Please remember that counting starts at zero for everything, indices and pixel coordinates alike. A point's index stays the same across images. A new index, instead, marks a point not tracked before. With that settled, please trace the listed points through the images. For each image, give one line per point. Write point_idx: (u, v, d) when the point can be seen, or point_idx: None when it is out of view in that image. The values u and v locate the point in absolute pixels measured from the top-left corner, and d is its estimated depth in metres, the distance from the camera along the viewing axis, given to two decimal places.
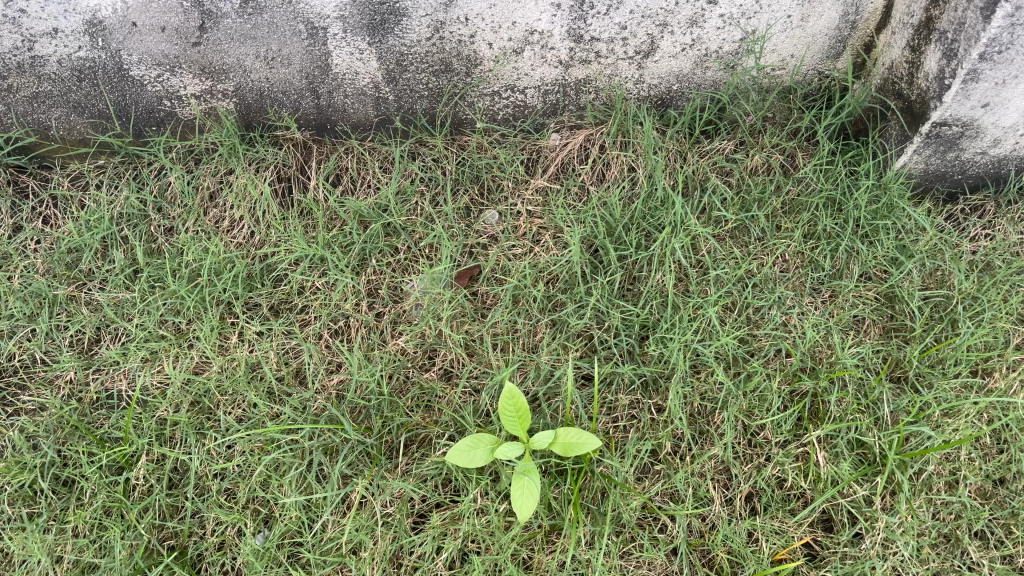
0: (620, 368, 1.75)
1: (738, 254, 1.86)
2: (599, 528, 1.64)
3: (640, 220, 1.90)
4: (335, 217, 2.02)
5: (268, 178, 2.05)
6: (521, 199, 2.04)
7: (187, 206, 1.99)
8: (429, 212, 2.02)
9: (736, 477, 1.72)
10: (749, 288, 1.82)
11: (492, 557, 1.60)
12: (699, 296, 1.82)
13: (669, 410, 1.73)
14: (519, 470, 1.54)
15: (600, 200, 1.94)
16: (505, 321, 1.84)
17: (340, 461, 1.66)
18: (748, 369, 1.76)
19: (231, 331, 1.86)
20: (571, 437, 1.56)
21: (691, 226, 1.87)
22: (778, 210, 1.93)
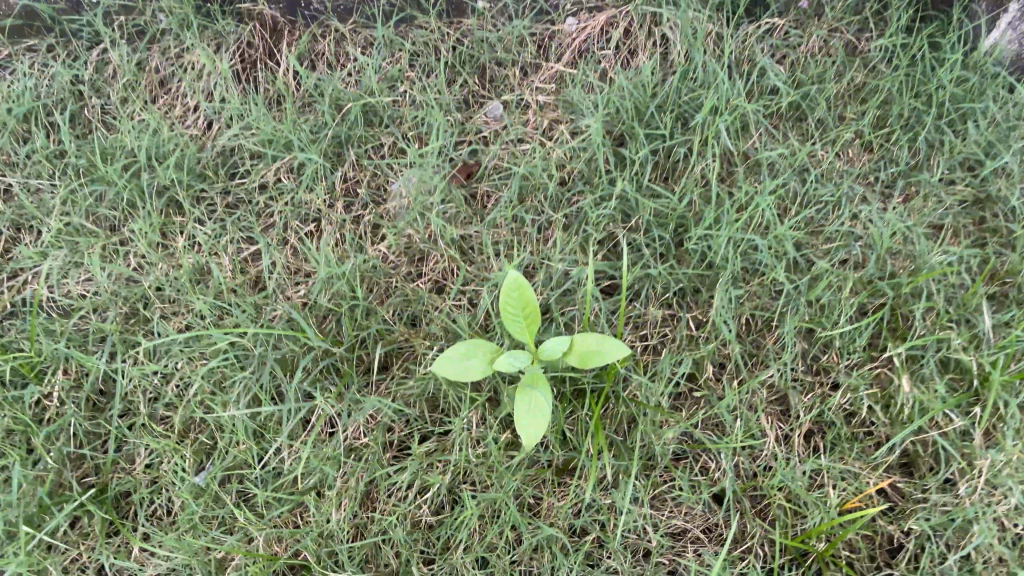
0: (653, 271, 1.40)
1: (796, 140, 1.52)
2: (624, 464, 1.31)
3: (677, 100, 1.54)
4: (309, 103, 1.69)
5: (228, 59, 1.70)
6: (531, 84, 1.70)
7: (129, 84, 1.65)
8: (419, 95, 1.67)
9: (796, 408, 1.39)
10: (810, 176, 1.48)
11: (490, 497, 1.27)
12: (752, 185, 1.46)
13: (713, 323, 1.39)
14: (525, 389, 1.21)
15: (629, 76, 1.57)
16: (507, 220, 1.50)
17: (298, 375, 1.31)
18: (813, 273, 1.41)
19: (174, 226, 1.53)
20: (589, 344, 1.22)
21: (740, 105, 1.52)
22: (843, 95, 1.59)
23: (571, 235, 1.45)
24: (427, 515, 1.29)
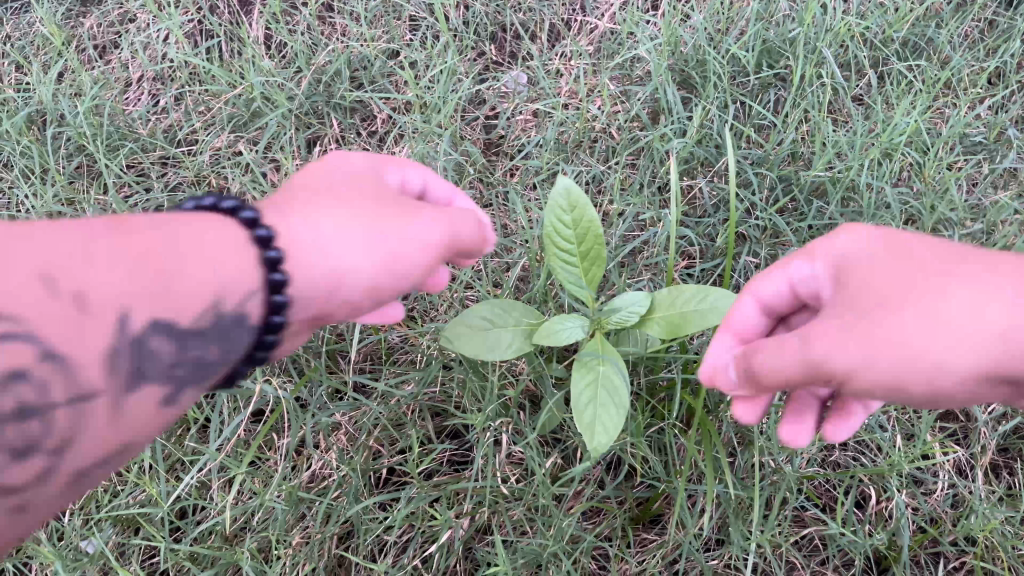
0: (752, 223, 0.98)
1: (940, 67, 1.10)
2: (732, 501, 0.86)
3: (765, 24, 1.13)
4: (277, 58, 1.27)
5: (177, 10, 1.31)
6: (570, 32, 1.28)
7: (46, 35, 1.27)
8: (422, 46, 1.27)
9: (982, 422, 0.90)
10: (964, 104, 1.06)
11: (533, 549, 0.81)
12: (888, 114, 1.04)
13: None
14: (583, 390, 0.75)
15: (700, 9, 1.18)
16: (542, 179, 1.10)
17: None
18: (988, 227, 0.98)
19: (87, 197, 1.12)
20: (681, 303, 0.77)
21: (855, 30, 1.12)
22: (985, 27, 1.18)
23: (633, 189, 1.04)
24: None
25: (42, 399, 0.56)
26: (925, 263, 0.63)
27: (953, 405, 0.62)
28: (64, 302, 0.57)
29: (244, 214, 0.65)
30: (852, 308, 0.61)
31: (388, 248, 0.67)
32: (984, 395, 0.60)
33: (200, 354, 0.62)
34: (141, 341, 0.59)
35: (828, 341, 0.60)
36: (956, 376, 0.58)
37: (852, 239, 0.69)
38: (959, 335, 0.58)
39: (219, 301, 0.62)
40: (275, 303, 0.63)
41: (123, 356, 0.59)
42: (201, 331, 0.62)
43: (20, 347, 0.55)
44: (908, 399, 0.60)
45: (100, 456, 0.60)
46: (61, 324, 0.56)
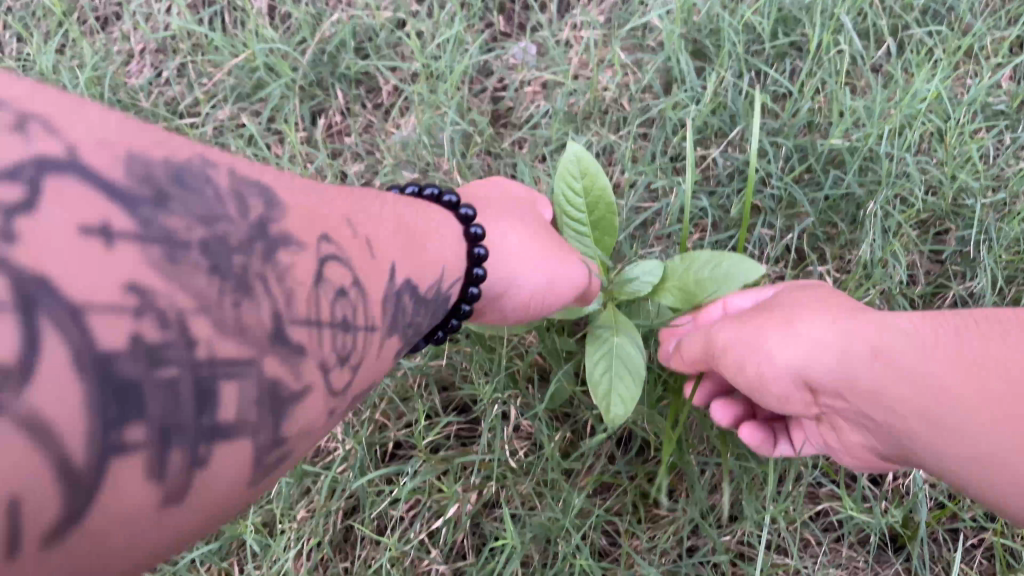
0: (768, 193, 0.97)
1: (966, 32, 1.06)
2: (745, 476, 0.85)
3: None
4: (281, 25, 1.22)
5: None
6: None
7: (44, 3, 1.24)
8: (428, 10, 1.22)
9: None
10: (989, 71, 1.02)
11: (543, 524, 0.81)
12: (910, 80, 1.00)
13: (861, 268, 0.93)
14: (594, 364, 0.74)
15: None
16: (554, 148, 1.08)
17: None
18: (1012, 197, 0.95)
19: None
20: (694, 272, 0.76)
21: None
22: None
23: (645, 160, 1.02)
24: (439, 562, 0.82)
25: (351, 315, 0.51)
26: (812, 302, 0.78)
27: (776, 388, 0.75)
28: (351, 238, 0.54)
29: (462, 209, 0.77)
30: (742, 317, 0.80)
31: (560, 264, 0.79)
32: (794, 397, 0.76)
33: (416, 321, 0.62)
34: (399, 291, 0.58)
35: (718, 328, 0.81)
36: (785, 371, 0.74)
37: (811, 290, 0.81)
38: (790, 338, 0.73)
39: (443, 276, 0.67)
40: (474, 284, 0.73)
41: (390, 299, 0.57)
42: (428, 299, 0.64)
43: (338, 263, 0.50)
44: (744, 379, 0.77)
45: (352, 393, 0.53)
46: (354, 247, 0.53)
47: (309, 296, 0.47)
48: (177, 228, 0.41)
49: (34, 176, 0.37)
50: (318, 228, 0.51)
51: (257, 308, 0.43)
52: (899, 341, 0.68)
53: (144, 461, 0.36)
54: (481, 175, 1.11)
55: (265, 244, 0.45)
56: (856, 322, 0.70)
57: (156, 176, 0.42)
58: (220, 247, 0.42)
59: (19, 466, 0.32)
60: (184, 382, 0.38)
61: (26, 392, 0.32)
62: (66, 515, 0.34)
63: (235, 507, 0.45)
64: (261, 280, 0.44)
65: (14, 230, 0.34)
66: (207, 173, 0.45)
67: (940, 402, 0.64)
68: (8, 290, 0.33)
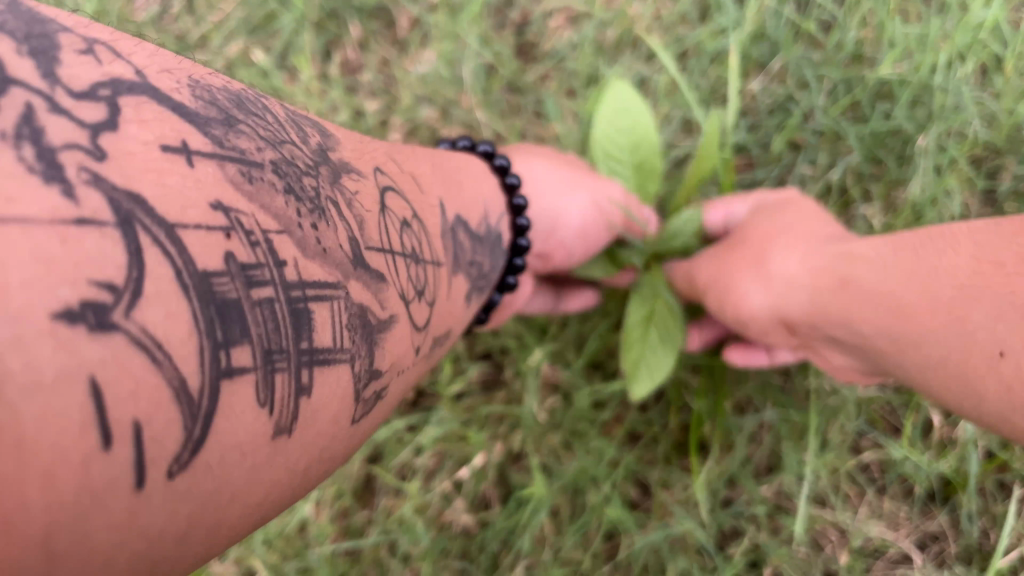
0: (811, 128, 0.93)
1: None
2: (783, 426, 0.81)
3: None
4: None
5: None
6: None
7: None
8: None
9: None
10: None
11: (572, 474, 0.78)
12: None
13: (909, 207, 0.88)
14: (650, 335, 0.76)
15: None
16: (581, 82, 1.03)
17: None
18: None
19: None
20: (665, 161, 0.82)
21: None
22: None
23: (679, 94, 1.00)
24: (464, 510, 0.80)
25: (414, 248, 0.50)
26: (790, 227, 0.76)
27: (753, 324, 0.75)
28: (399, 175, 0.54)
29: (482, 147, 0.76)
30: (725, 250, 0.79)
31: (596, 187, 0.78)
32: (774, 332, 0.76)
33: (473, 261, 0.64)
34: (452, 229, 0.60)
35: (702, 265, 0.81)
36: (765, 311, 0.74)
37: (798, 209, 0.78)
38: (762, 279, 0.74)
39: (487, 211, 0.69)
40: (522, 215, 0.74)
41: (444, 236, 0.58)
42: (480, 238, 0.66)
43: (395, 196, 0.51)
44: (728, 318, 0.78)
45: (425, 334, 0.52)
46: (404, 185, 0.54)
47: (377, 222, 0.46)
48: (250, 148, 0.37)
49: (108, 96, 0.32)
50: (368, 164, 0.50)
51: (336, 231, 0.40)
52: (859, 262, 0.65)
53: (259, 386, 0.32)
54: (505, 112, 1.06)
55: (329, 169, 0.44)
56: (824, 251, 0.70)
57: (220, 102, 0.38)
58: (295, 172, 0.39)
59: (135, 384, 0.27)
60: (284, 303, 0.34)
61: (134, 310, 0.28)
62: (185, 444, 0.29)
63: (336, 451, 0.41)
64: (334, 206, 0.41)
65: (101, 148, 0.30)
66: (263, 103, 0.43)
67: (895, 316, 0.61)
68: (112, 201, 0.29)
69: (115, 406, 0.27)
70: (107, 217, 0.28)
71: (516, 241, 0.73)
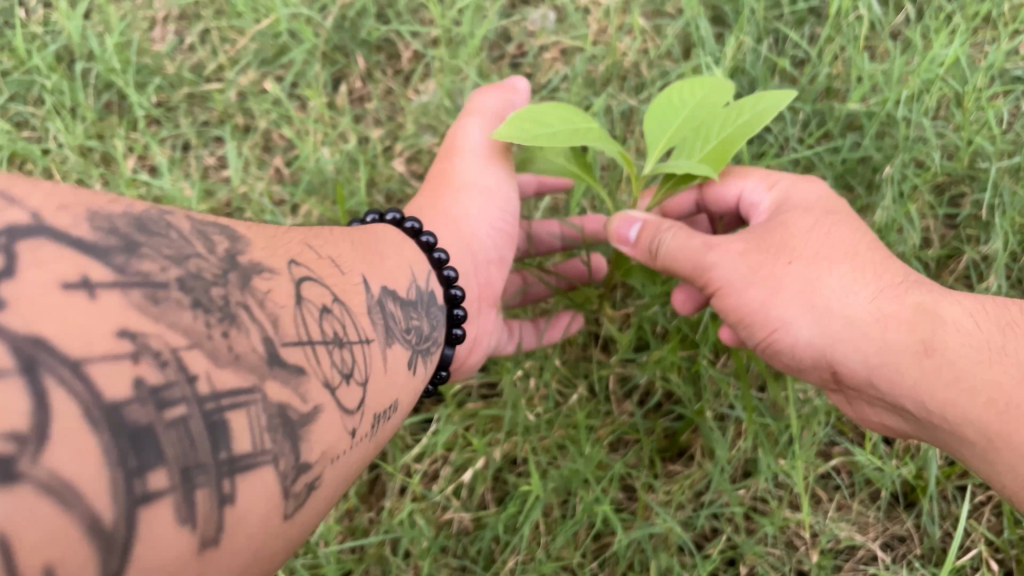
0: (789, 159, 0.99)
1: None
2: (762, 434, 0.86)
3: None
4: None
5: None
6: None
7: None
8: None
9: None
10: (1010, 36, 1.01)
11: (563, 476, 0.84)
12: (930, 46, 1.00)
13: (881, 231, 0.94)
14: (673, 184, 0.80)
15: None
16: (572, 111, 1.09)
17: None
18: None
19: (117, 137, 1.13)
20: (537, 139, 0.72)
21: None
22: None
23: None
24: (463, 512, 0.85)
25: (338, 331, 0.54)
26: (835, 242, 0.74)
27: (799, 351, 0.75)
28: (318, 261, 0.59)
29: (391, 216, 0.81)
30: (752, 254, 0.75)
31: (487, 182, 0.87)
32: (809, 361, 0.77)
33: (408, 328, 0.68)
34: (378, 300, 0.64)
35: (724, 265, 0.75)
36: (812, 343, 0.74)
37: (825, 211, 0.77)
38: (821, 316, 0.72)
39: (414, 275, 0.74)
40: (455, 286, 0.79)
41: (371, 311, 0.62)
42: (412, 301, 0.71)
43: (314, 284, 0.55)
44: (754, 326, 0.77)
45: (367, 405, 0.56)
46: (323, 271, 0.58)
47: (292, 315, 0.49)
48: (153, 270, 0.42)
49: (6, 250, 0.36)
50: (286, 256, 0.55)
51: (248, 336, 0.45)
52: (955, 341, 0.69)
53: (179, 505, 0.37)
54: None
55: (238, 275, 0.48)
56: (900, 303, 0.71)
57: (120, 227, 0.42)
58: (200, 285, 0.44)
59: (46, 521, 0.32)
60: (197, 418, 0.39)
61: (43, 455, 0.32)
62: (107, 570, 0.34)
63: (276, 545, 0.45)
64: (243, 310, 0.46)
65: (3, 303, 0.34)
66: (167, 220, 0.46)
67: (993, 415, 0.67)
68: (15, 351, 0.33)
69: (25, 544, 0.31)
70: (10, 367, 0.33)
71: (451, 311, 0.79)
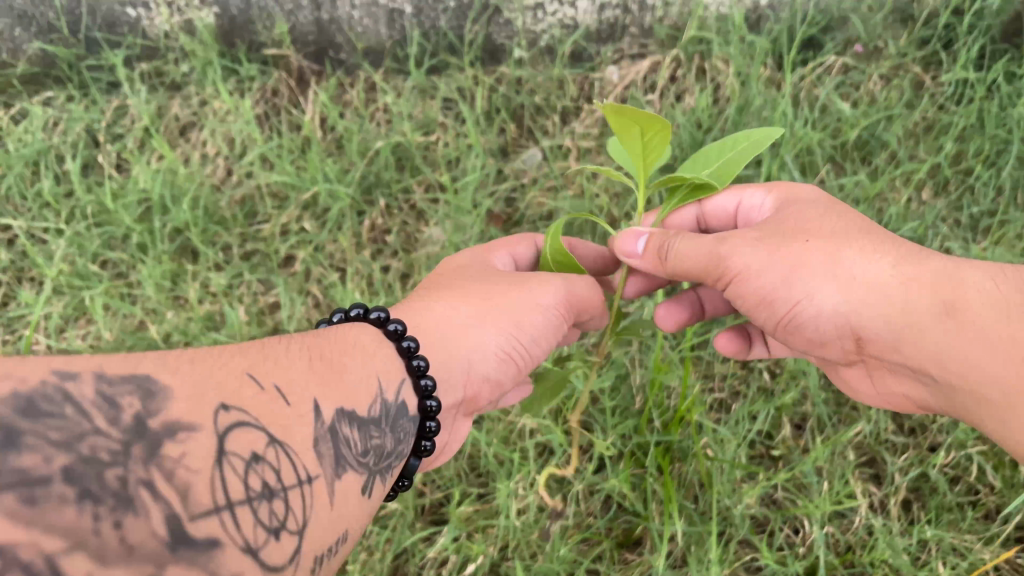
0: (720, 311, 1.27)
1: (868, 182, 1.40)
2: (697, 534, 1.12)
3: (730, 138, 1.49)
4: (340, 149, 1.59)
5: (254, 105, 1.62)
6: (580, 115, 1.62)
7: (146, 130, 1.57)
8: (455, 142, 1.58)
9: (890, 467, 1.20)
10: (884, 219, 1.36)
11: (541, 569, 1.09)
12: None
13: (791, 370, 1.22)
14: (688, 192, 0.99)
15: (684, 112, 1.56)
16: None
17: None
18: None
19: (187, 275, 1.43)
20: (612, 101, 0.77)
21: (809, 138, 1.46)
22: (915, 133, 1.48)
23: None
24: None
25: (267, 482, 0.65)
26: (838, 227, 0.98)
27: (826, 314, 0.97)
28: (255, 401, 0.70)
29: (374, 315, 0.91)
30: (776, 240, 0.98)
31: (494, 299, 1.00)
32: (835, 327, 0.98)
33: (366, 448, 0.79)
34: (326, 424, 0.74)
35: (751, 255, 0.98)
36: (838, 305, 0.95)
37: (824, 209, 1.02)
38: (845, 282, 0.94)
39: (381, 388, 0.83)
40: (430, 397, 0.87)
41: (319, 441, 0.73)
42: (374, 420, 0.81)
43: (245, 433, 0.66)
44: (781, 300, 0.98)
45: (307, 548, 0.66)
46: (260, 413, 0.69)
47: (207, 482, 0.60)
48: (36, 464, 0.53)
49: None
50: (213, 404, 0.65)
51: (145, 520, 0.55)
52: (961, 288, 0.91)
53: None
54: None
55: (144, 446, 0.59)
56: (906, 266, 0.93)
57: (10, 425, 0.54)
58: (91, 472, 0.55)
59: None
60: None
61: None
62: None
63: None
64: (141, 494, 0.56)
65: None
66: (71, 401, 0.58)
67: (1006, 341, 0.87)
68: None
69: None
70: None
71: (425, 423, 0.87)
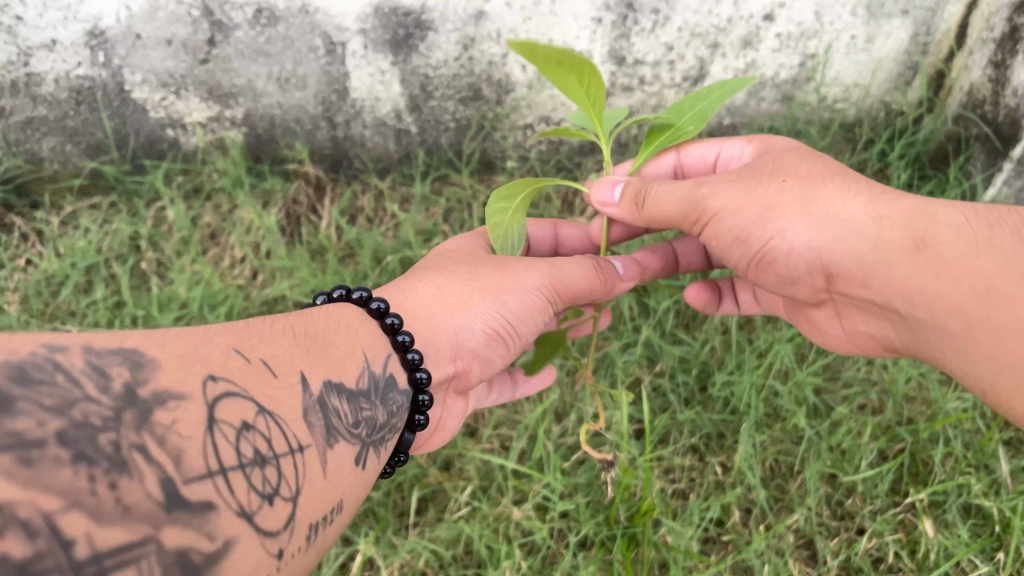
0: (679, 414, 1.48)
1: None
2: None
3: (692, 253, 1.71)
4: (353, 254, 1.81)
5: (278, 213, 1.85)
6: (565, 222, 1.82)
7: (183, 238, 1.81)
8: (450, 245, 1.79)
9: (823, 552, 1.39)
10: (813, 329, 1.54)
11: None
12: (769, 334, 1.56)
13: (738, 466, 1.43)
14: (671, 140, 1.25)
15: None
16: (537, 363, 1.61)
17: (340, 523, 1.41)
18: (833, 418, 1.48)
19: None
20: (549, 55, 0.97)
21: None
22: None
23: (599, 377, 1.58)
24: None
25: (261, 449, 0.78)
26: (813, 172, 1.18)
27: (801, 245, 1.16)
28: (243, 374, 0.83)
29: (359, 294, 1.11)
30: (754, 180, 1.18)
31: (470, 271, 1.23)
32: (808, 254, 1.17)
33: (357, 420, 0.95)
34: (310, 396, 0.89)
35: (729, 195, 1.19)
36: (807, 234, 1.15)
37: (805, 160, 1.21)
38: (817, 215, 1.14)
39: (369, 361, 1.02)
40: (420, 370, 1.07)
41: (308, 413, 0.87)
42: (364, 393, 0.98)
43: (234, 400, 0.79)
44: (757, 232, 1.19)
45: (299, 515, 0.79)
46: (250, 385, 0.83)
47: (201, 445, 0.71)
48: (32, 428, 0.62)
49: None
50: (206, 375, 0.78)
51: (140, 482, 0.65)
52: (933, 226, 1.08)
53: None
54: None
55: (133, 413, 0.69)
56: (882, 204, 1.11)
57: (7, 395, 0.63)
58: (83, 437, 0.64)
59: None
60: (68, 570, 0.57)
61: None
62: None
63: None
64: (131, 461, 0.65)
65: None
66: (61, 373, 0.67)
67: (972, 272, 1.04)
68: None
69: None
70: None
71: (418, 398, 1.08)
